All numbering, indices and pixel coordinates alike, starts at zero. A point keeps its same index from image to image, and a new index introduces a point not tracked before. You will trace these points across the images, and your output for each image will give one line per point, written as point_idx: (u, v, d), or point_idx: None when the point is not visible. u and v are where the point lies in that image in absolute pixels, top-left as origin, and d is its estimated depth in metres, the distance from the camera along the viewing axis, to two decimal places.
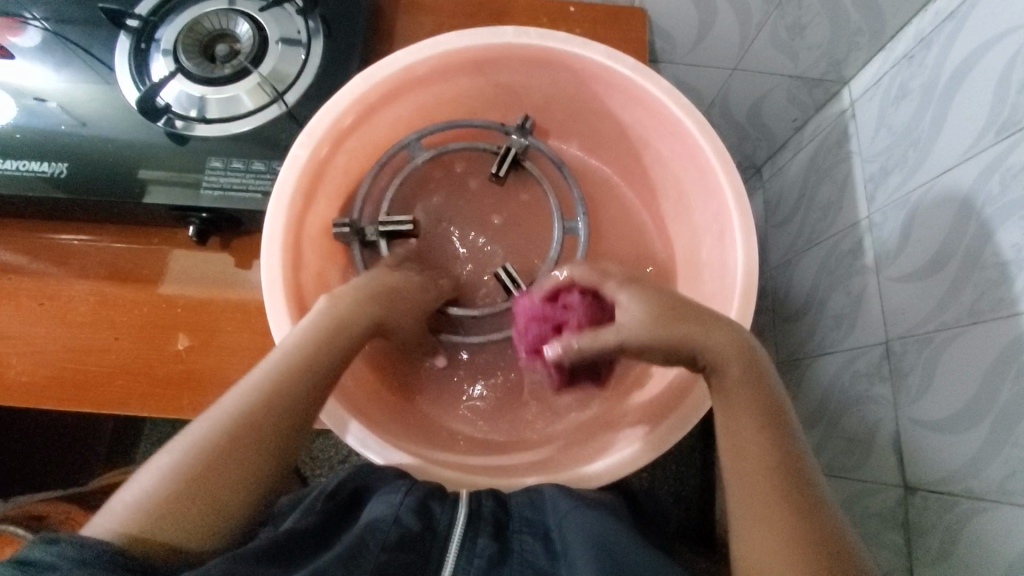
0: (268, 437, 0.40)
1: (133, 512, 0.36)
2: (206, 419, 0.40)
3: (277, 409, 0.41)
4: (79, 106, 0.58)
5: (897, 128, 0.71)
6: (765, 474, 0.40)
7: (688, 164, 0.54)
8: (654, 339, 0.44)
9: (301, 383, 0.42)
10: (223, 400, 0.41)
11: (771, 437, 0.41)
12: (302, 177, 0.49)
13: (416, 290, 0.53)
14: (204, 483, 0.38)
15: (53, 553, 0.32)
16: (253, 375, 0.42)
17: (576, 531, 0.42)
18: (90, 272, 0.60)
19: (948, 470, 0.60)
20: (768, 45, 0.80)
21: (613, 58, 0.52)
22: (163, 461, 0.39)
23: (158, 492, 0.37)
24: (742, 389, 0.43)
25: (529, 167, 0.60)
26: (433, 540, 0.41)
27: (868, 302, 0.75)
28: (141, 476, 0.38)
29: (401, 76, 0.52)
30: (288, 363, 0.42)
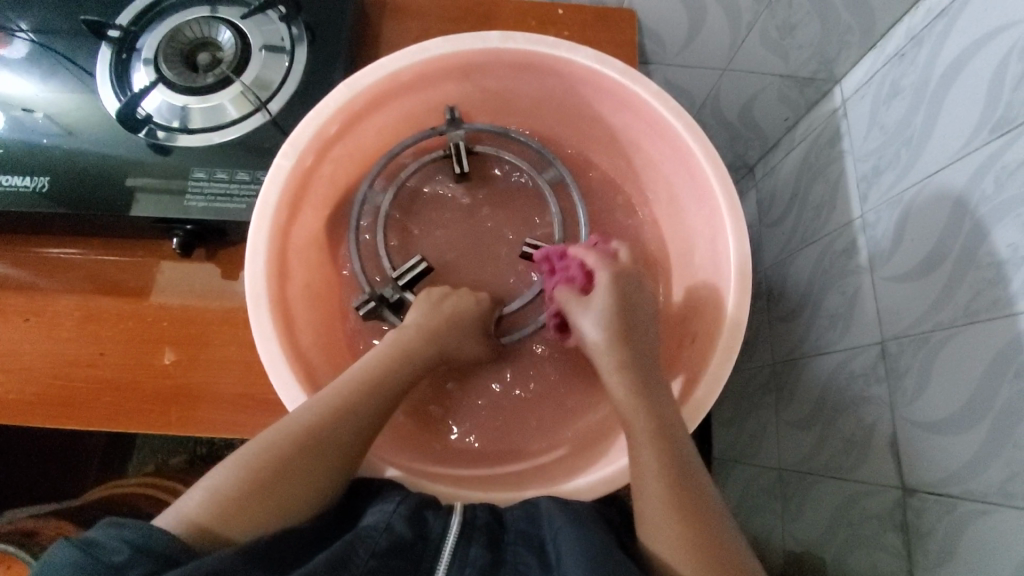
0: (337, 449, 0.43)
1: (202, 505, 0.38)
2: (278, 426, 0.43)
3: (350, 424, 0.44)
4: (62, 119, 0.57)
5: (890, 126, 0.71)
6: (665, 477, 0.42)
7: (679, 167, 0.54)
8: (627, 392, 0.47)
9: (370, 403, 0.46)
10: (297, 409, 0.44)
11: (665, 438, 0.44)
12: (285, 188, 0.48)
13: (461, 305, 0.55)
14: (271, 486, 0.40)
15: (118, 538, 0.33)
16: (329, 390, 0.45)
17: (570, 537, 0.40)
18: (74, 287, 0.59)
19: (947, 471, 0.59)
20: (759, 45, 0.80)
21: (601, 62, 0.51)
22: (234, 460, 0.41)
23: (227, 488, 0.39)
24: (639, 412, 0.45)
25: (482, 150, 0.60)
26: (425, 548, 0.40)
27: (863, 301, 0.74)
28: (211, 474, 0.40)
29: (386, 82, 0.51)
30: (358, 382, 0.46)
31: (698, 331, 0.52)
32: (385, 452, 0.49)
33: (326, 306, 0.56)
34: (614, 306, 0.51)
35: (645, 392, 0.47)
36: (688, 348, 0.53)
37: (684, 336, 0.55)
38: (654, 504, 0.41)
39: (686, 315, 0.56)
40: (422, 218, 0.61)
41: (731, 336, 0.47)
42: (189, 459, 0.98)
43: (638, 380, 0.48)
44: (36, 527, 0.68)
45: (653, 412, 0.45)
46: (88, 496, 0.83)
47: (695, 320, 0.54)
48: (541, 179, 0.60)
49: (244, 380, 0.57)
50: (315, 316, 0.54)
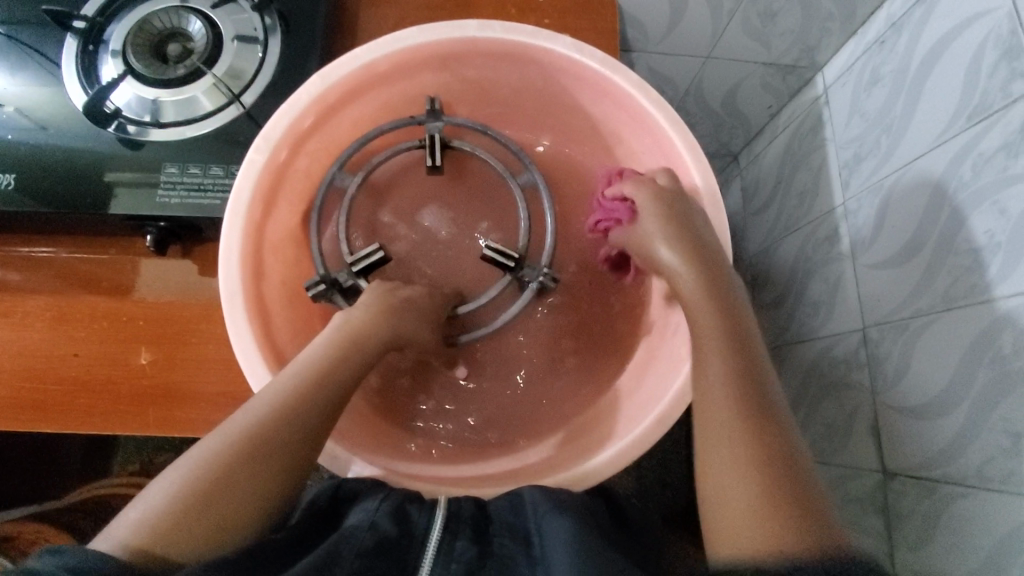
0: (288, 446, 0.41)
1: (142, 523, 0.35)
2: (220, 431, 0.40)
3: (301, 419, 0.42)
4: (27, 112, 0.55)
5: (870, 114, 0.71)
6: (729, 427, 0.40)
7: (659, 158, 0.53)
8: (695, 303, 0.46)
9: (320, 395, 0.43)
10: (240, 411, 0.41)
11: (739, 377, 0.42)
12: (259, 183, 0.47)
13: (426, 301, 0.54)
14: (218, 493, 0.37)
15: (57, 562, 0.31)
16: (274, 386, 0.43)
17: (555, 528, 0.40)
18: (46, 286, 0.57)
19: (927, 455, 0.60)
20: (741, 32, 0.80)
21: (580, 51, 0.50)
22: (174, 473, 0.38)
23: (169, 503, 0.36)
24: (713, 327, 0.44)
25: (458, 145, 0.57)
26: (410, 544, 0.40)
27: (845, 289, 0.75)
28: (149, 491, 0.37)
29: (361, 73, 0.50)
30: (305, 375, 0.44)
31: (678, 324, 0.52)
32: (363, 448, 0.49)
33: (305, 302, 0.56)
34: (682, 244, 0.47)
35: (734, 357, 0.43)
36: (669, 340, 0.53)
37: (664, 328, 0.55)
38: (712, 426, 0.41)
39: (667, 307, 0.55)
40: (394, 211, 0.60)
41: None
42: (174, 458, 0.97)
43: (732, 342, 0.44)
44: (13, 534, 0.67)
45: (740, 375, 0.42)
46: (71, 498, 0.82)
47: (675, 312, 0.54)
48: (516, 182, 0.56)
49: (223, 378, 0.56)
50: (293, 312, 0.53)
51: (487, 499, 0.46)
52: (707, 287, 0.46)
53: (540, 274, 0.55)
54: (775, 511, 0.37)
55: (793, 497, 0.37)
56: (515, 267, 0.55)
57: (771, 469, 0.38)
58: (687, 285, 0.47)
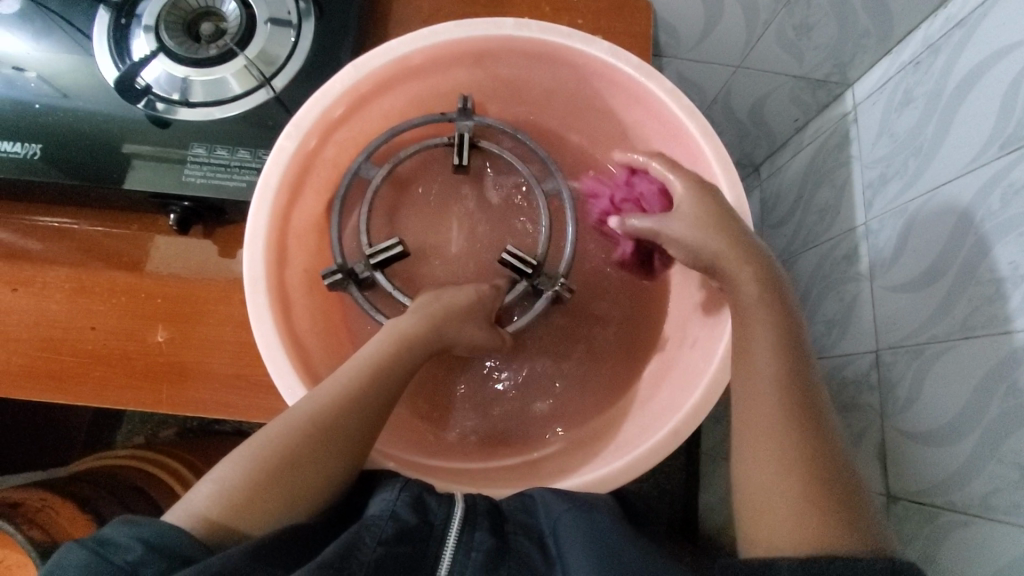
0: (343, 442, 0.42)
1: (212, 500, 0.38)
2: (282, 419, 0.42)
3: (356, 414, 0.43)
4: (56, 81, 0.55)
5: (900, 135, 0.70)
6: (779, 427, 0.40)
7: (688, 168, 0.52)
8: (750, 293, 0.45)
9: (372, 396, 0.45)
10: (300, 401, 0.43)
11: (790, 367, 0.43)
12: (288, 170, 0.47)
13: (454, 291, 0.54)
14: (278, 478, 0.40)
15: (133, 537, 0.33)
16: (334, 381, 0.45)
17: (572, 532, 0.41)
18: (66, 258, 0.57)
19: (934, 482, 0.60)
20: (774, 44, 0.79)
21: (616, 56, 0.50)
22: (240, 454, 0.40)
23: (233, 481, 0.39)
24: (761, 304, 0.45)
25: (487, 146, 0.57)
26: (429, 534, 0.40)
27: (860, 310, 0.74)
28: (217, 467, 0.40)
29: (395, 65, 0.49)
30: (359, 375, 0.45)
31: (697, 337, 0.52)
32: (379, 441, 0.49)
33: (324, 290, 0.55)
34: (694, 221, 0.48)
35: (782, 351, 0.43)
36: (686, 353, 0.52)
37: (682, 341, 0.54)
38: (751, 424, 0.41)
39: (685, 320, 0.55)
40: (414, 204, 0.60)
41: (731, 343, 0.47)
42: (179, 433, 0.98)
43: (781, 335, 0.43)
44: (20, 498, 0.67)
45: (782, 354, 0.43)
46: (77, 465, 0.83)
47: (693, 324, 0.54)
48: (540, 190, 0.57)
49: (238, 360, 0.56)
50: (312, 300, 0.53)
51: (498, 499, 0.46)
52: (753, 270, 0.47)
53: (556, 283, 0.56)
54: (819, 510, 0.37)
55: (841, 487, 0.38)
56: (532, 274, 0.56)
57: (812, 464, 0.39)
58: (745, 287, 0.46)
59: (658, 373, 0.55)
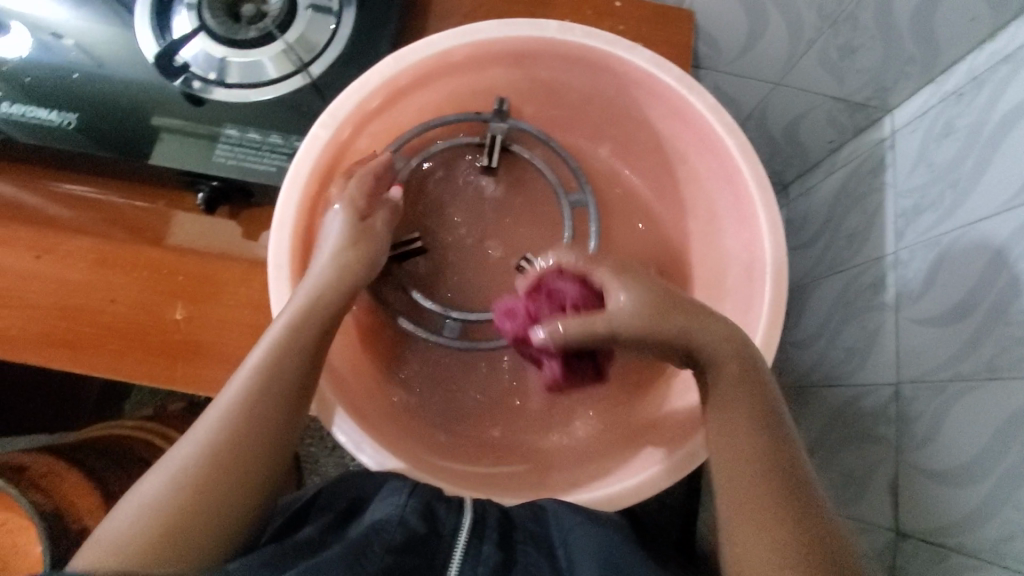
0: (252, 452, 0.38)
1: (109, 549, 0.33)
2: (191, 436, 0.38)
3: (269, 400, 0.39)
4: (93, 51, 0.55)
5: (937, 166, 0.68)
6: (749, 470, 0.38)
7: (723, 185, 0.51)
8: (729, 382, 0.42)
9: (271, 396, 0.40)
10: (209, 408, 0.39)
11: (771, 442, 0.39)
12: (320, 158, 0.46)
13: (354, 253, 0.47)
14: (185, 502, 0.35)
15: None
16: (244, 367, 0.40)
17: (581, 547, 0.40)
18: (92, 228, 0.58)
19: (944, 522, 0.59)
20: (815, 63, 0.77)
21: (658, 66, 0.49)
22: (143, 491, 0.36)
23: (132, 529, 0.34)
24: (737, 375, 0.42)
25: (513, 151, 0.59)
26: (437, 543, 0.40)
27: (883, 340, 0.73)
28: (114, 510, 0.35)
29: (434, 60, 0.49)
30: (265, 356, 0.41)
31: None
32: (387, 436, 0.48)
33: None
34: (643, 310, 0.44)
35: (772, 440, 0.40)
36: None
37: None
38: (738, 502, 0.38)
39: None
40: (439, 199, 0.60)
41: None
42: (189, 407, 0.99)
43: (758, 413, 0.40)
44: (27, 464, 0.67)
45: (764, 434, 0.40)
46: (86, 432, 0.84)
47: None
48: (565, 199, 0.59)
49: (253, 344, 0.56)
50: None
51: (507, 505, 0.46)
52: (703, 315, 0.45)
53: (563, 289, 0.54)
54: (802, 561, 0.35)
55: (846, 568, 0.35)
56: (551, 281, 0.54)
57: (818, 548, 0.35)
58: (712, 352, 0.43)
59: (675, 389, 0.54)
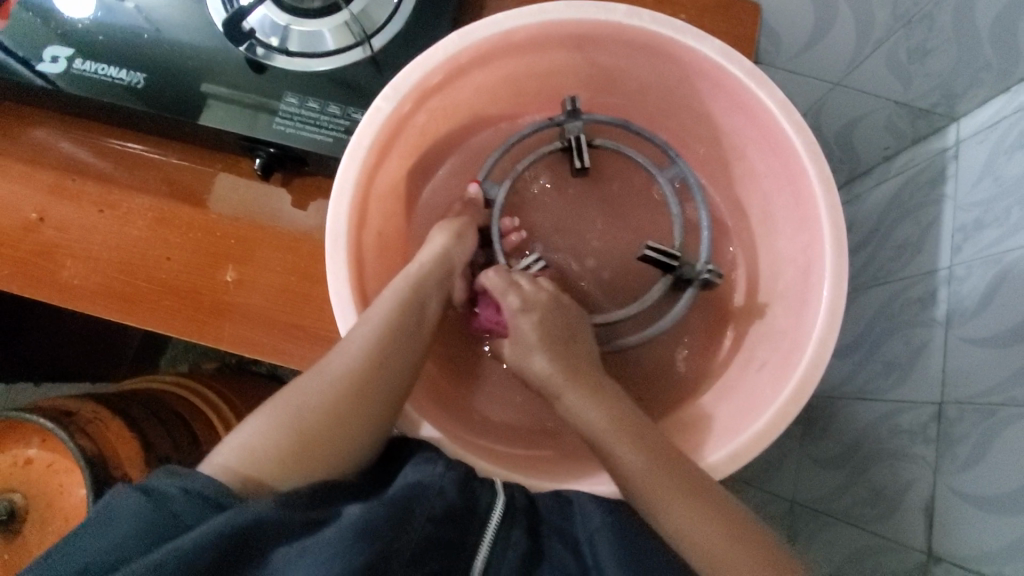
0: (362, 398, 0.43)
1: (240, 457, 0.39)
2: (317, 377, 0.43)
3: (390, 364, 0.45)
4: (159, 12, 0.56)
5: (1005, 181, 0.65)
6: (665, 469, 0.43)
7: (784, 184, 0.50)
8: (569, 391, 0.48)
9: (392, 358, 0.45)
10: (332, 356, 0.44)
11: (639, 436, 0.45)
12: (381, 131, 0.47)
13: (456, 247, 0.53)
14: (307, 434, 0.41)
15: (175, 486, 0.34)
16: (367, 326, 0.45)
17: (608, 543, 0.41)
18: (151, 187, 0.59)
19: (980, 550, 0.57)
20: (882, 64, 0.74)
21: (727, 58, 0.47)
22: (275, 415, 0.41)
23: (256, 441, 0.40)
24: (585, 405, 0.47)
25: (602, 143, 0.57)
26: (472, 519, 0.40)
27: (927, 357, 0.71)
28: (245, 424, 0.41)
29: (497, 39, 0.48)
30: (388, 319, 0.45)
31: (767, 359, 0.50)
32: (429, 411, 0.49)
33: (391, 254, 0.55)
34: (538, 335, 0.51)
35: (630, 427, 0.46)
36: (751, 376, 0.50)
37: (749, 362, 0.52)
38: (649, 481, 0.43)
39: (754, 341, 0.53)
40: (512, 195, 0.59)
41: (805, 378, 0.44)
42: (224, 368, 1.02)
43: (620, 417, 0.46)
44: (74, 408, 0.69)
45: (620, 421, 0.46)
46: (128, 385, 0.87)
47: (764, 346, 0.51)
48: (662, 178, 0.57)
49: (298, 310, 0.57)
50: (381, 263, 0.53)
51: (533, 492, 0.46)
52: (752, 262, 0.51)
53: (704, 271, 0.54)
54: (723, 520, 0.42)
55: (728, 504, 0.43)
56: (675, 268, 0.54)
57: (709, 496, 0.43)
58: (582, 405, 0.47)
59: (719, 389, 0.53)
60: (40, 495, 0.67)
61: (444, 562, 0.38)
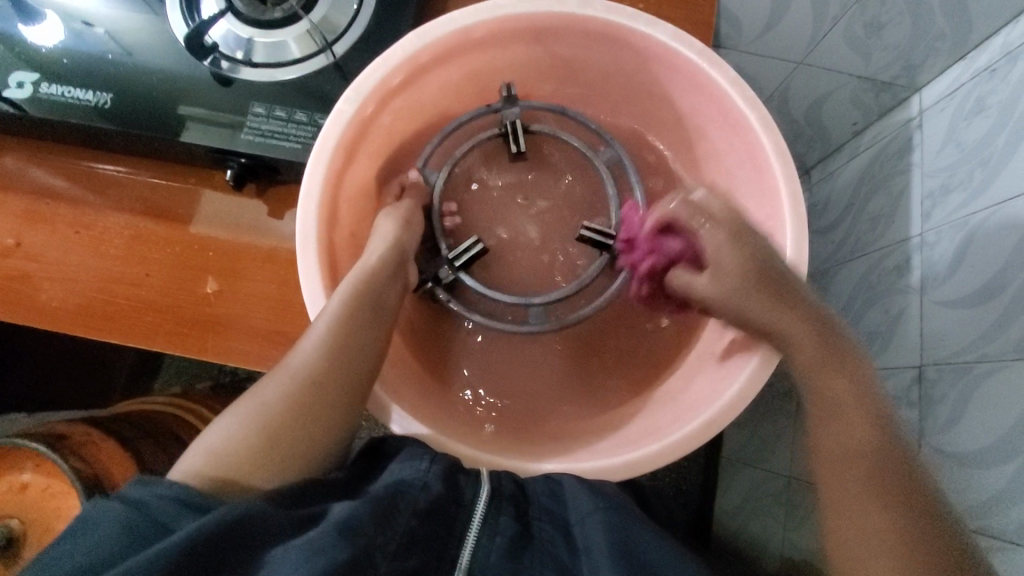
0: (325, 391, 0.43)
1: (206, 460, 0.39)
2: (280, 376, 0.44)
3: (351, 355, 0.45)
4: (127, 34, 0.57)
5: (967, 145, 0.66)
6: (861, 450, 0.44)
7: (744, 162, 0.51)
8: (813, 350, 0.47)
9: (352, 350, 0.45)
10: (294, 354, 0.45)
11: (871, 422, 0.45)
12: (345, 132, 0.48)
13: (405, 234, 0.52)
14: (272, 431, 0.41)
15: (153, 494, 0.34)
16: (325, 320, 0.45)
17: (598, 527, 0.42)
18: (126, 206, 0.60)
19: (966, 504, 0.58)
20: (841, 41, 0.76)
21: (679, 41, 0.49)
22: (239, 417, 0.42)
23: (221, 444, 0.40)
24: (808, 341, 0.47)
25: (538, 128, 0.58)
26: (457, 509, 0.41)
27: (906, 324, 0.72)
28: (212, 428, 0.42)
29: (456, 37, 0.49)
30: (347, 310, 0.46)
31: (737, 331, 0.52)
32: (412, 403, 0.50)
33: None
34: (720, 286, 0.51)
35: (860, 405, 0.46)
36: (725, 349, 0.52)
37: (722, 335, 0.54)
38: (848, 468, 0.44)
39: None
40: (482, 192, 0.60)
41: None
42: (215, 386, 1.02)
43: (866, 404, 0.46)
44: (66, 431, 0.69)
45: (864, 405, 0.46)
46: (119, 407, 0.87)
47: None
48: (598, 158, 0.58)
49: (279, 317, 0.58)
50: (356, 264, 0.54)
51: (522, 477, 0.47)
52: (736, 245, 0.49)
53: (640, 242, 0.56)
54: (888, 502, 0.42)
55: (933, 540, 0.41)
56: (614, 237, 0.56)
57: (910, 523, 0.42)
58: (834, 379, 0.47)
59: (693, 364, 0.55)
60: (38, 518, 0.67)
61: (426, 554, 0.39)
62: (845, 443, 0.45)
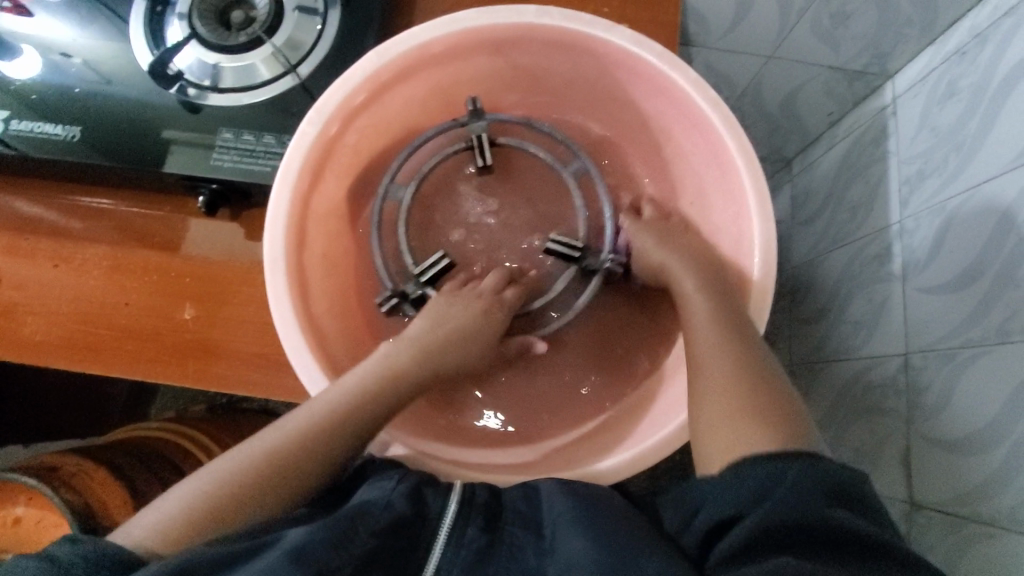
0: (293, 474, 0.43)
1: (157, 524, 0.39)
2: (252, 449, 0.43)
3: (332, 444, 0.44)
4: (103, 63, 0.57)
5: (940, 130, 0.66)
6: (714, 331, 0.47)
7: (711, 161, 0.51)
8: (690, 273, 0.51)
9: (334, 438, 0.44)
10: (275, 430, 0.44)
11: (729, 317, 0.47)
12: (310, 154, 0.48)
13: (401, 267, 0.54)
14: (227, 505, 0.40)
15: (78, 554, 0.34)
16: (317, 405, 0.45)
17: (571, 534, 0.40)
18: (103, 237, 0.60)
19: (958, 491, 0.58)
20: (809, 33, 0.76)
21: (638, 45, 0.49)
22: (199, 484, 0.41)
23: (174, 510, 0.40)
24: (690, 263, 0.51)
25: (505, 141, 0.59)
26: (422, 526, 0.41)
27: (889, 312, 0.72)
28: (172, 490, 0.42)
29: (416, 53, 0.50)
30: (343, 398, 0.45)
31: None
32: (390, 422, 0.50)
33: (340, 274, 0.56)
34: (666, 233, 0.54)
35: (720, 300, 0.48)
36: None
37: None
38: (707, 352, 0.46)
39: None
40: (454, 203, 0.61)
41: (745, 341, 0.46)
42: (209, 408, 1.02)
43: (716, 297, 0.49)
44: (58, 463, 0.69)
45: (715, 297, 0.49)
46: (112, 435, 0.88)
47: None
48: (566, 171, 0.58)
49: (259, 340, 0.58)
50: (330, 283, 0.54)
51: (502, 487, 0.47)
52: (710, 281, 0.50)
53: (607, 259, 0.56)
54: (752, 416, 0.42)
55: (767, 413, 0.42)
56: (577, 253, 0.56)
57: (749, 400, 0.43)
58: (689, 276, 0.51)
59: (672, 366, 0.55)
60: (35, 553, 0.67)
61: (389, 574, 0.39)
62: (694, 325, 0.48)
